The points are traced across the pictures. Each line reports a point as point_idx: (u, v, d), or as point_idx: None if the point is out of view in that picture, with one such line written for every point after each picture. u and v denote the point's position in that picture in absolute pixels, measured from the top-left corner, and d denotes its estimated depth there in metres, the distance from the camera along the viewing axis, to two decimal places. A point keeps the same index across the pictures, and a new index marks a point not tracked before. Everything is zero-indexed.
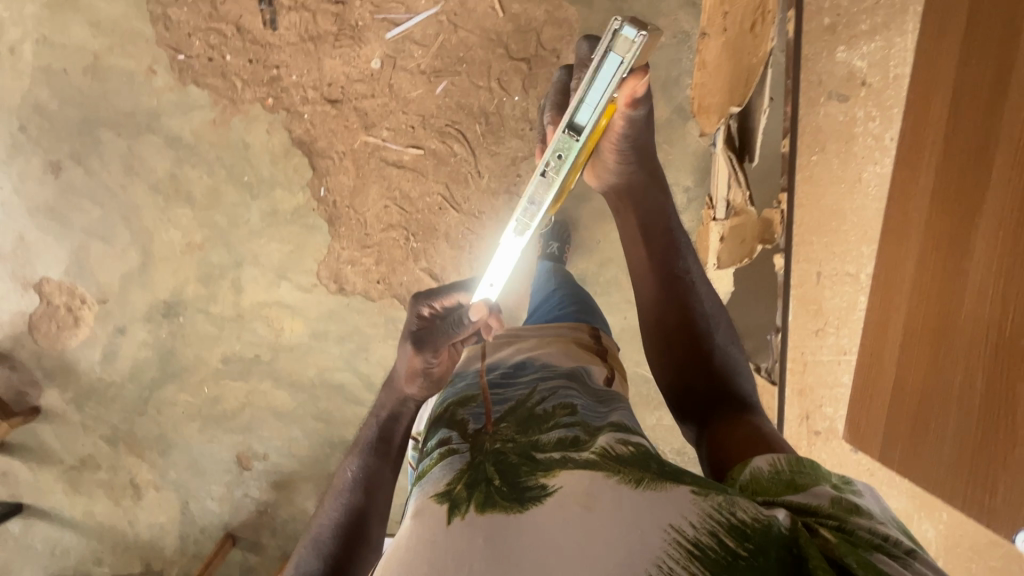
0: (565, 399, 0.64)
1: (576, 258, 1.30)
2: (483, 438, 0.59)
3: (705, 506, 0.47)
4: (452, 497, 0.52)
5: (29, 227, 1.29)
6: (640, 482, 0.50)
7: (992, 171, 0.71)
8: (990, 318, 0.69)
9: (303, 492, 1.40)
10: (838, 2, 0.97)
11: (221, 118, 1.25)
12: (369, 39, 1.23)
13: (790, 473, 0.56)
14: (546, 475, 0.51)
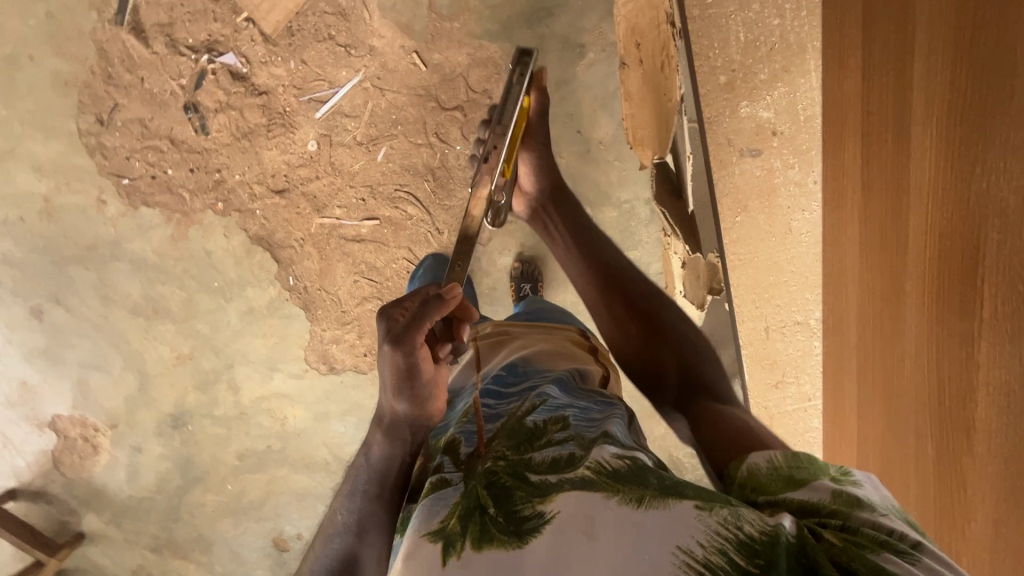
0: (558, 409, 0.59)
1: (552, 291, 1.29)
2: (474, 462, 0.54)
3: (711, 524, 0.42)
4: (446, 534, 0.46)
5: (29, 371, 1.34)
6: (641, 502, 0.45)
7: (913, 200, 0.55)
8: (931, 388, 0.55)
9: None
10: (732, 51, 0.75)
11: (178, 232, 1.27)
12: (300, 123, 1.22)
13: (790, 467, 0.50)
14: (542, 501, 0.46)
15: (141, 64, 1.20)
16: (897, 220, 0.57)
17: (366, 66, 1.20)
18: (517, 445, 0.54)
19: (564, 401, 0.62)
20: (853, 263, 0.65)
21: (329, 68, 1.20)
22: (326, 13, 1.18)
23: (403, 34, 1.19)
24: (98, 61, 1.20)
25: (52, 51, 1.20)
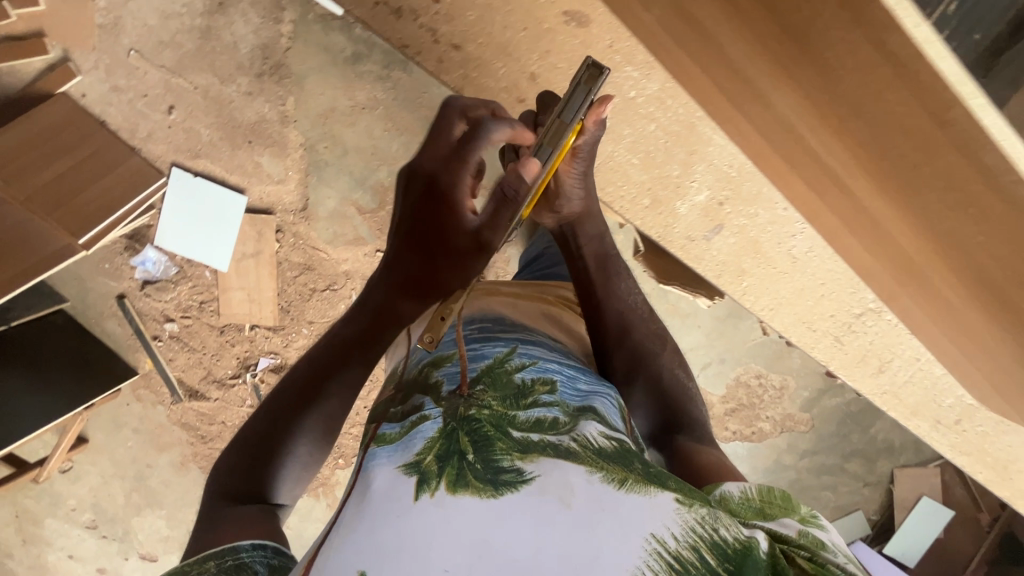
0: (545, 373, 0.61)
1: None
2: (458, 403, 0.55)
3: (689, 519, 0.46)
4: (420, 470, 0.48)
5: None
6: (625, 483, 0.47)
7: (853, 182, 0.59)
8: (984, 299, 0.58)
9: None
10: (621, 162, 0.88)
11: (331, 498, 1.44)
12: None
13: (762, 503, 0.53)
14: (522, 456, 0.48)
15: (215, 413, 1.37)
16: (861, 202, 0.60)
17: (353, 287, 1.30)
18: (504, 399, 0.55)
19: (550, 367, 0.63)
20: (845, 231, 0.67)
21: (331, 310, 1.31)
22: (297, 276, 1.29)
23: (359, 244, 1.27)
24: (188, 433, 1.39)
25: (157, 450, 1.40)
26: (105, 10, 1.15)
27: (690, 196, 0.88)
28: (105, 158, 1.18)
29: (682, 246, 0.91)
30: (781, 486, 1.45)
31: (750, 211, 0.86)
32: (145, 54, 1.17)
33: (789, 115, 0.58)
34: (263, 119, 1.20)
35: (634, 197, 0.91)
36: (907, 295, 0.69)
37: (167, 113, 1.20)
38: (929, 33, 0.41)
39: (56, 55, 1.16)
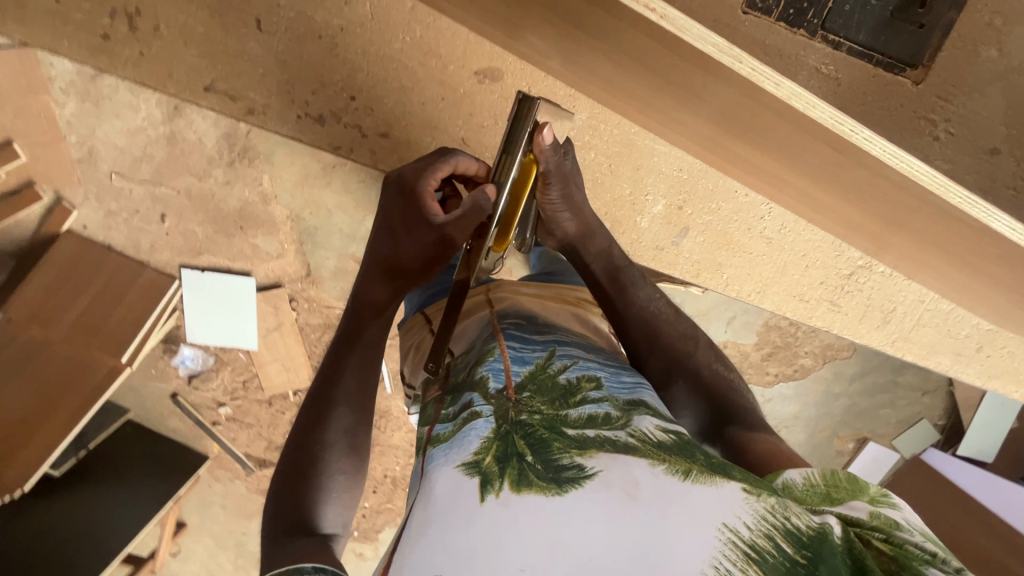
0: (589, 370, 0.65)
1: None
2: (508, 405, 0.59)
3: (758, 508, 0.47)
4: (483, 470, 0.53)
5: None
6: (688, 475, 0.50)
7: (775, 168, 0.80)
8: (882, 230, 0.80)
9: None
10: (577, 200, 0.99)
11: None
12: (387, 404, 1.43)
13: (828, 486, 0.54)
14: (581, 454, 0.52)
15: None
16: (785, 179, 0.81)
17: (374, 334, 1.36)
18: (553, 401, 0.59)
19: (594, 366, 0.67)
20: (779, 192, 0.90)
21: None
22: (321, 337, 1.36)
23: None
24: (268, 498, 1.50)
25: (246, 519, 1.52)
26: (77, 143, 1.20)
27: (649, 208, 1.02)
28: (120, 280, 1.26)
29: (659, 253, 1.05)
30: (837, 414, 1.43)
31: (707, 208, 1.00)
32: (126, 174, 1.22)
33: (706, 131, 0.82)
34: (247, 203, 1.24)
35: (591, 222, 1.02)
36: (839, 230, 0.91)
37: (161, 222, 1.26)
38: (789, 90, 0.59)
39: (50, 198, 1.25)
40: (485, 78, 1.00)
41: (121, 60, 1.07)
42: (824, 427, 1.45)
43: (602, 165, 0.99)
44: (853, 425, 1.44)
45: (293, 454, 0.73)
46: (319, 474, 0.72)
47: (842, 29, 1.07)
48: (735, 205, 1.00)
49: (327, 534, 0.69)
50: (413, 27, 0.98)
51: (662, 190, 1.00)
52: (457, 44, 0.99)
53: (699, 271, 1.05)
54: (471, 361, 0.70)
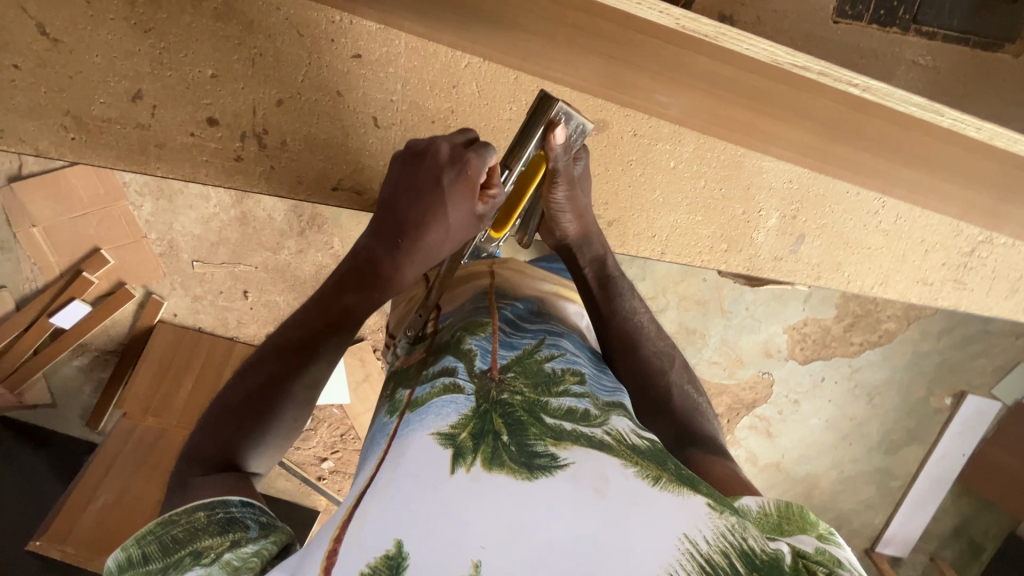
0: (574, 364, 0.63)
1: (714, 304, 1.33)
2: (490, 384, 0.56)
3: (718, 525, 0.44)
4: (456, 443, 0.49)
5: None
6: (658, 481, 0.47)
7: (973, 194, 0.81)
8: None
9: None
10: (680, 224, 0.89)
11: None
12: None
13: (781, 517, 0.50)
14: (555, 443, 0.49)
15: None
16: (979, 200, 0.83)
17: None
18: (535, 385, 0.57)
19: (576, 359, 0.65)
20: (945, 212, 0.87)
21: None
22: None
23: None
24: None
25: None
26: (157, 239, 1.26)
27: (763, 223, 0.89)
28: (215, 357, 1.33)
29: (776, 267, 0.91)
30: (929, 371, 1.41)
31: (826, 208, 0.88)
32: (205, 259, 1.29)
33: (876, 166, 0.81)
34: (321, 266, 1.29)
35: (699, 250, 0.90)
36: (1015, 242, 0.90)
37: (245, 298, 1.32)
38: None
39: (141, 294, 1.32)
40: (596, 133, 0.84)
41: (206, 173, 0.80)
42: (918, 387, 1.43)
43: (711, 187, 0.88)
44: (949, 379, 1.42)
45: (244, 392, 0.64)
46: (268, 419, 0.64)
47: (935, 19, 1.06)
48: (848, 203, 0.88)
49: (250, 474, 0.63)
50: (518, 93, 0.82)
51: (775, 199, 0.88)
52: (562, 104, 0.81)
53: (824, 278, 0.92)
54: (460, 326, 0.66)
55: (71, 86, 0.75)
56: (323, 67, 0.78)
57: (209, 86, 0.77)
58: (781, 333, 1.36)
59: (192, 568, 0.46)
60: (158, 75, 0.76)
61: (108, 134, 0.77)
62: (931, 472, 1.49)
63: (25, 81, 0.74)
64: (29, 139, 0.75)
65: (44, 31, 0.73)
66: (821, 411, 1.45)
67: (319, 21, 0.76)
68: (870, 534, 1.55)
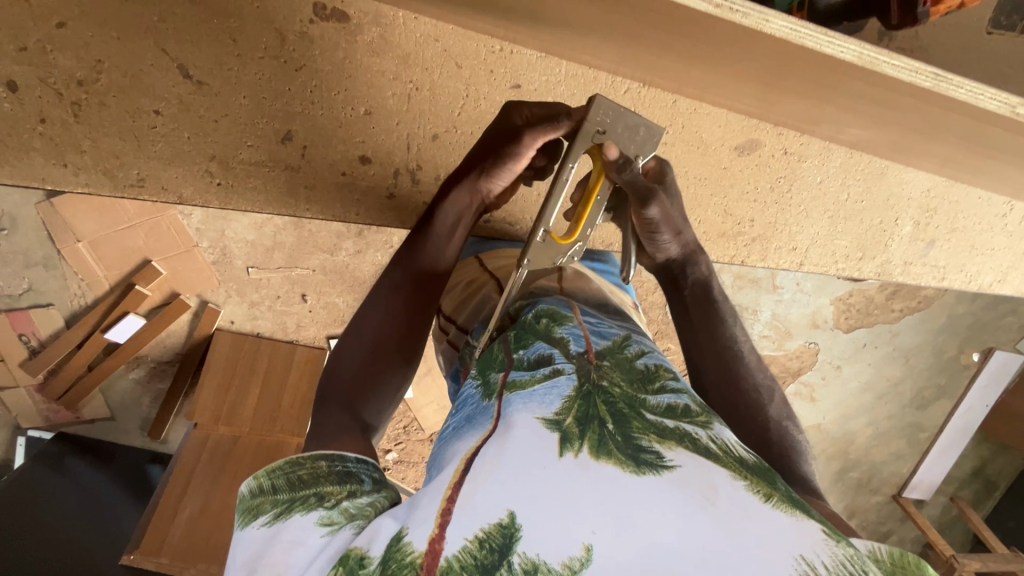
0: (667, 360, 0.53)
1: (768, 279, 1.37)
2: (589, 366, 0.48)
3: (837, 552, 0.34)
4: (562, 426, 0.42)
5: None
6: (769, 498, 0.38)
7: None
8: None
9: (868, 500, 1.68)
10: (816, 235, 0.85)
11: None
12: None
13: (893, 564, 0.34)
14: (659, 441, 0.41)
15: None
16: None
17: None
18: (630, 381, 0.48)
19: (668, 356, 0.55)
20: None
21: None
22: None
23: None
24: None
25: None
26: (209, 248, 1.22)
27: (896, 231, 0.86)
28: (278, 363, 1.33)
29: (905, 270, 0.88)
30: (961, 332, 1.49)
31: (958, 213, 0.86)
32: (261, 265, 1.26)
33: None
34: (381, 266, 1.27)
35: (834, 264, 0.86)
36: None
37: (304, 301, 1.31)
38: None
39: (196, 303, 1.29)
40: (747, 153, 0.80)
41: (357, 213, 0.76)
42: (949, 347, 1.51)
43: (855, 196, 0.84)
44: (977, 338, 1.50)
45: (352, 349, 0.59)
46: (384, 371, 0.59)
47: None
48: (981, 210, 0.86)
49: (370, 428, 0.55)
50: (675, 116, 0.78)
51: (911, 207, 0.85)
52: (719, 125, 0.78)
53: (949, 279, 0.89)
54: (543, 314, 0.57)
55: (219, 130, 0.70)
56: (481, 100, 0.75)
57: (362, 124, 0.73)
58: (828, 305, 1.42)
59: (317, 512, 0.39)
60: (311, 114, 0.71)
61: (255, 178, 0.72)
62: (956, 423, 1.60)
63: (167, 127, 0.69)
64: (172, 186, 0.70)
65: (188, 73, 0.67)
66: (861, 374, 1.53)
67: (479, 51, 0.73)
68: (897, 482, 1.66)
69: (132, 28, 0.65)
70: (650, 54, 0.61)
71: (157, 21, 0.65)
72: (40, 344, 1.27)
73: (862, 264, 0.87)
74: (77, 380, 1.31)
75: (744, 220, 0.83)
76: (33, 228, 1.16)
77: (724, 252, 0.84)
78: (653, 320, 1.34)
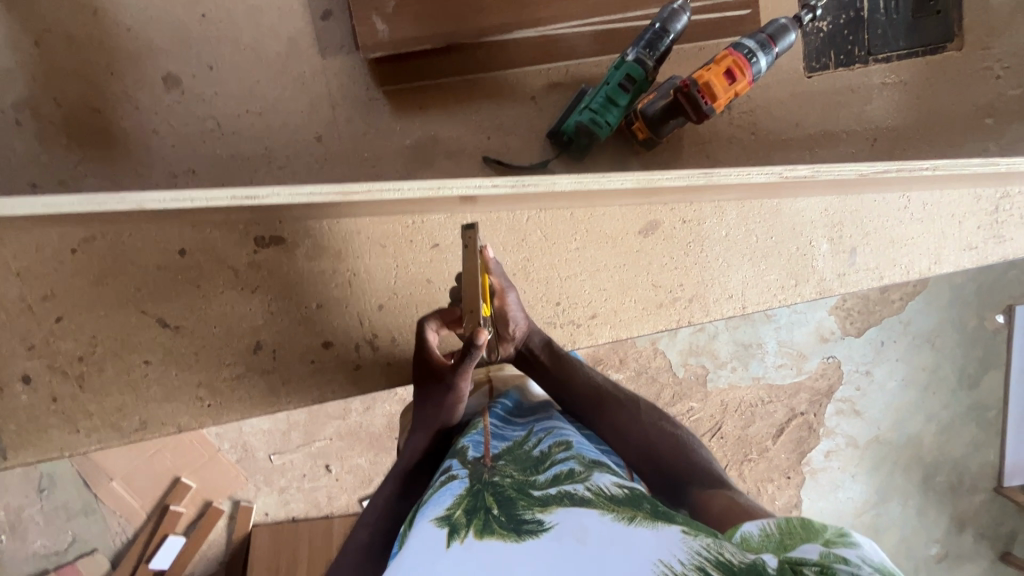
0: (562, 437, 0.55)
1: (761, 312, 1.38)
2: (483, 468, 0.51)
3: (694, 545, 0.38)
4: (451, 522, 0.44)
5: None
6: (634, 519, 0.41)
7: None
8: None
9: (970, 501, 1.53)
10: (761, 275, 0.90)
11: None
12: None
13: (781, 532, 0.41)
14: (543, 506, 0.43)
15: None
16: None
17: None
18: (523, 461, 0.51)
19: (568, 432, 0.57)
20: None
21: None
22: None
23: None
24: None
25: None
26: (230, 448, 1.28)
27: (819, 250, 0.91)
28: (317, 543, 1.32)
29: (844, 281, 0.92)
30: (971, 299, 1.46)
31: (882, 209, 0.92)
32: (280, 450, 1.30)
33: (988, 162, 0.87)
34: (391, 415, 1.30)
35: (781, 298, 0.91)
36: None
37: (327, 472, 1.33)
38: None
39: (228, 506, 1.32)
40: (651, 233, 0.87)
41: (333, 390, 0.82)
42: (969, 317, 1.47)
43: (764, 236, 0.89)
44: (992, 299, 1.47)
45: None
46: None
47: None
48: (900, 202, 0.92)
49: None
50: (577, 225, 0.86)
51: (821, 228, 0.91)
52: (616, 217, 0.86)
53: (889, 275, 0.93)
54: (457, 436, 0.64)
55: (199, 360, 0.79)
56: (410, 266, 0.83)
57: (316, 317, 0.81)
58: (828, 316, 1.43)
59: None
60: (273, 324, 0.81)
61: (241, 387, 0.80)
62: (1017, 389, 1.50)
63: (156, 371, 0.78)
64: (169, 419, 0.78)
65: (166, 322, 0.78)
66: (895, 372, 1.48)
67: (396, 230, 0.83)
68: (991, 471, 1.52)
69: (116, 304, 0.77)
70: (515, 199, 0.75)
71: (136, 290, 0.78)
72: None
73: (810, 285, 0.92)
74: None
75: (674, 283, 0.88)
76: (70, 479, 1.25)
77: (670, 319, 0.89)
78: (663, 382, 1.39)
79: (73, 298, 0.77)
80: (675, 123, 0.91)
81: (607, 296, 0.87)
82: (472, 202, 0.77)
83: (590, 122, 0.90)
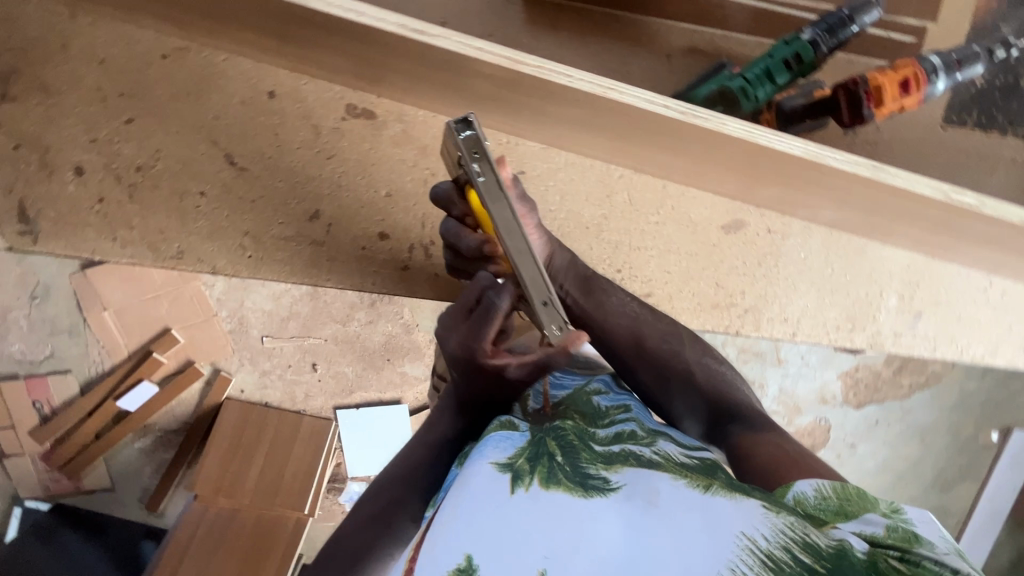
0: (619, 398, 0.58)
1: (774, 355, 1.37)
2: (544, 418, 0.54)
3: (777, 523, 0.38)
4: (515, 468, 0.45)
5: None
6: (708, 488, 0.42)
7: None
8: None
9: None
10: (807, 313, 0.88)
11: None
12: None
13: (840, 499, 0.44)
14: (607, 466, 0.45)
15: None
16: None
17: None
18: (584, 415, 0.53)
19: (625, 394, 0.59)
20: None
21: None
22: None
23: None
24: None
25: None
26: (227, 316, 1.26)
27: (882, 303, 0.89)
28: (284, 433, 1.33)
29: (897, 341, 0.90)
30: (976, 410, 1.44)
31: (945, 287, 0.90)
32: (275, 334, 1.29)
33: None
34: (390, 336, 1.30)
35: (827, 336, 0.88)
36: None
37: (314, 370, 1.33)
38: None
39: (209, 371, 1.32)
40: (734, 231, 0.86)
41: (373, 283, 0.80)
42: (966, 425, 1.47)
43: (839, 272, 0.88)
44: (996, 416, 1.45)
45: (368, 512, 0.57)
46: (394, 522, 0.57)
47: None
48: (964, 285, 0.90)
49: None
50: (665, 199, 0.86)
51: (894, 282, 0.89)
52: (705, 205, 0.86)
53: (941, 351, 0.90)
54: None
55: (254, 208, 0.78)
56: None
57: (381, 204, 0.80)
58: (835, 380, 1.42)
59: None
60: (336, 197, 0.79)
61: (284, 250, 0.79)
62: (984, 506, 1.51)
63: (209, 205, 0.78)
64: (207, 258, 0.77)
65: (233, 160, 0.78)
66: (876, 452, 1.49)
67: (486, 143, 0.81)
68: None
69: (191, 125, 0.78)
70: (637, 145, 0.77)
71: (212, 119, 0.78)
72: (51, 411, 1.30)
73: (855, 337, 0.90)
74: (85, 447, 1.32)
75: (726, 292, 0.87)
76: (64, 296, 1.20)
77: (718, 323, 0.87)
78: None
79: (148, 104, 0.78)
80: (813, 123, 0.92)
81: (668, 279, 0.86)
82: (588, 132, 0.77)
83: (739, 90, 0.89)
